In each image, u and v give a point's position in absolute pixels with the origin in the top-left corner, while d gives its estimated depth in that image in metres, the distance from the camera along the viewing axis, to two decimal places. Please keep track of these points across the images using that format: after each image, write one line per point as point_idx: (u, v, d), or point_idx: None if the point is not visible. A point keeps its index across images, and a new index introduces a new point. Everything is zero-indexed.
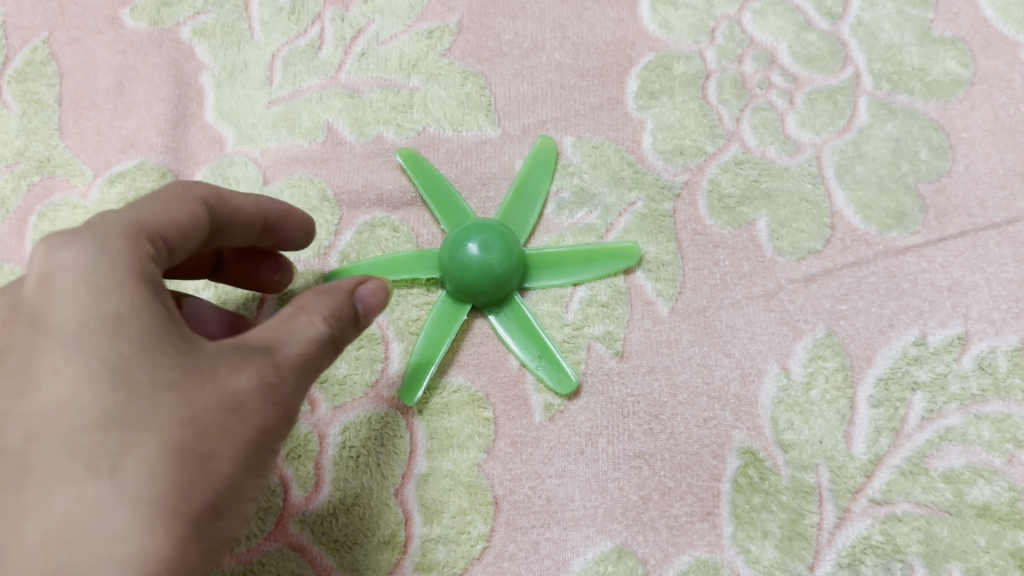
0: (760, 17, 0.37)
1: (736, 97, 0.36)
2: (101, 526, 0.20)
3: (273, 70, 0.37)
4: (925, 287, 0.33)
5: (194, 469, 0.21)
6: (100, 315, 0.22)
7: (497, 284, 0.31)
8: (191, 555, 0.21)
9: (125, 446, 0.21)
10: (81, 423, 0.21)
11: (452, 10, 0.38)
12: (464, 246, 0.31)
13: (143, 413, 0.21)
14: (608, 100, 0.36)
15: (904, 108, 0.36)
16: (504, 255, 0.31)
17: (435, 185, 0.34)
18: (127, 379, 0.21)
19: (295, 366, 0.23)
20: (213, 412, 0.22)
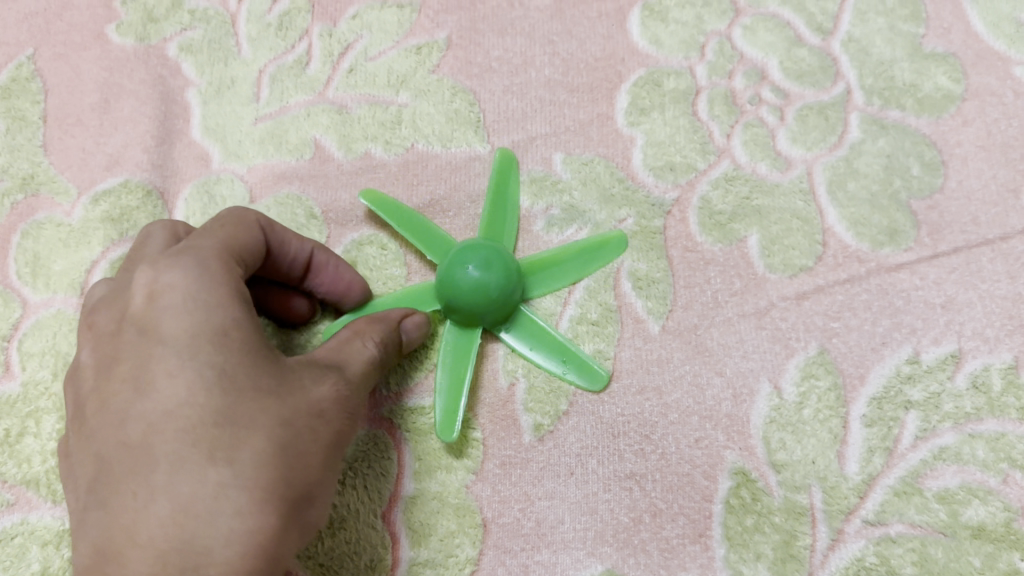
0: (750, 32, 0.37)
1: (727, 114, 0.36)
2: (225, 506, 0.22)
3: (260, 86, 0.36)
4: (917, 304, 0.32)
5: (292, 461, 0.23)
6: (209, 324, 0.23)
7: (503, 302, 0.31)
8: (290, 538, 0.23)
9: (241, 439, 0.22)
10: (199, 419, 0.22)
11: (441, 27, 0.37)
12: (461, 270, 0.30)
13: (253, 412, 0.23)
14: (598, 116, 0.36)
15: (896, 124, 0.35)
16: (504, 272, 0.30)
17: (410, 216, 0.32)
18: (234, 381, 0.23)
19: (357, 382, 0.26)
20: (306, 414, 0.24)
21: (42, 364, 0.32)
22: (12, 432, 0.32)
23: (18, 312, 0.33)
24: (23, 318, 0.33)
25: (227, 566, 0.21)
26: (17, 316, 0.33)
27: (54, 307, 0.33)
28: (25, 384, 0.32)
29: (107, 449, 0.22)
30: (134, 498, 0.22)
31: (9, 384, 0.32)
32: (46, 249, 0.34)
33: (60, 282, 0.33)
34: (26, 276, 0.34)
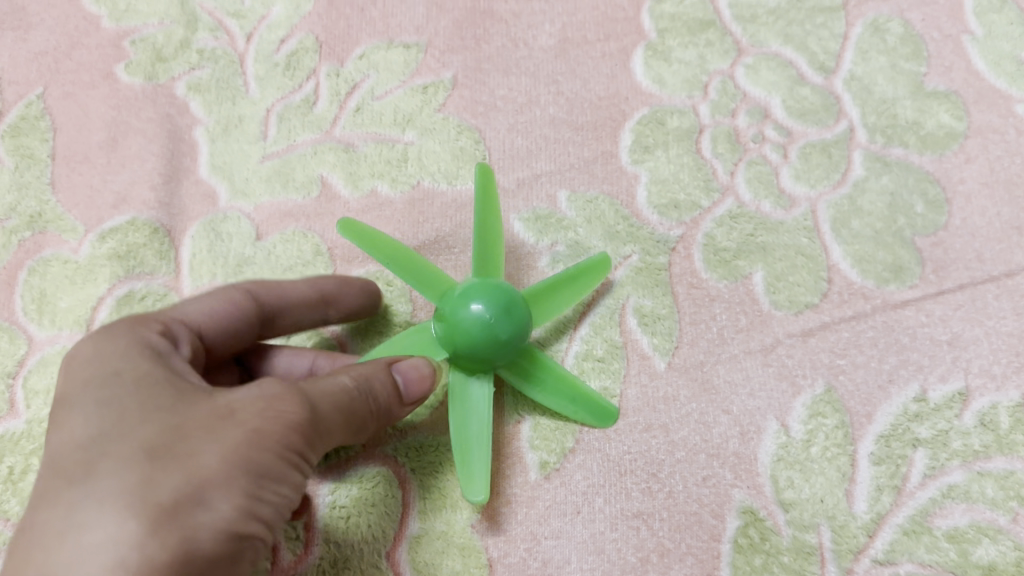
0: (752, 72, 0.37)
1: (730, 152, 0.36)
2: (81, 522, 0.20)
3: (268, 125, 0.37)
4: (924, 341, 0.32)
5: (164, 467, 0.21)
6: (104, 365, 0.23)
7: (512, 343, 0.29)
8: (171, 550, 0.20)
9: (104, 456, 0.21)
10: (76, 448, 0.22)
11: (447, 66, 0.38)
12: (464, 314, 0.29)
13: (129, 430, 0.21)
14: (602, 154, 0.36)
15: (899, 161, 0.35)
16: (510, 316, 0.29)
17: (402, 254, 0.31)
18: (115, 408, 0.22)
19: (306, 393, 0.24)
20: (201, 419, 0.22)
21: (47, 401, 0.32)
22: (16, 470, 0.31)
23: (24, 349, 0.33)
24: (29, 354, 0.33)
25: None
26: (22, 352, 0.33)
27: (60, 344, 0.33)
28: (29, 422, 0.32)
29: None
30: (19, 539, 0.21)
31: (13, 421, 0.32)
32: (52, 286, 0.34)
33: (66, 319, 0.33)
34: (32, 313, 0.34)
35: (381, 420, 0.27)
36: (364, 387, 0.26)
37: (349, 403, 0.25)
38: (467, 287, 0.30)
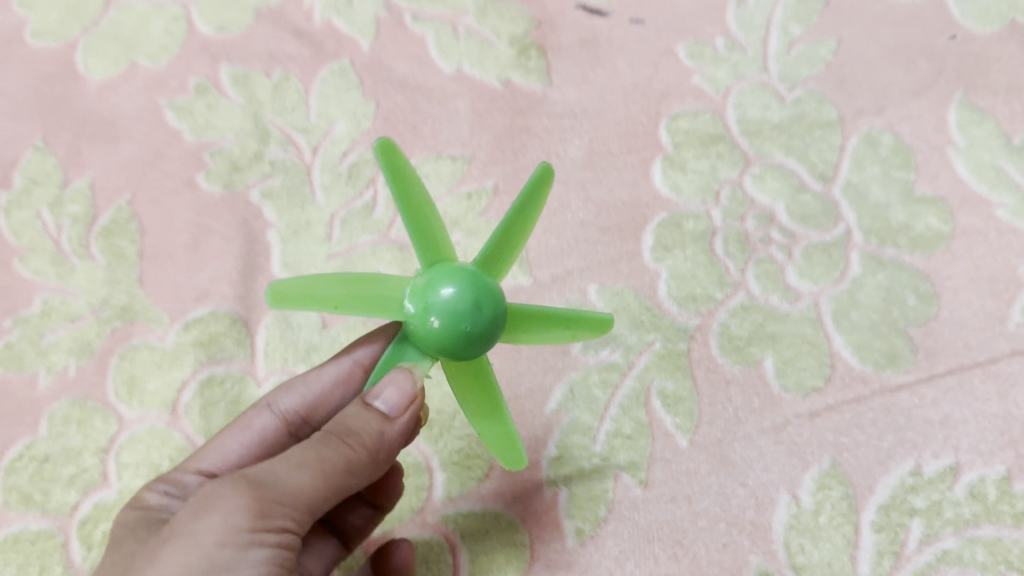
0: (759, 180, 0.42)
1: (740, 252, 0.40)
2: None
3: (332, 228, 0.41)
4: (918, 421, 0.36)
5: None
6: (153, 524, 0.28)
7: (501, 316, 0.25)
8: None
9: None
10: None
11: (489, 175, 0.43)
12: (435, 308, 0.25)
13: (128, 563, 0.25)
14: (627, 252, 0.41)
15: (892, 260, 0.40)
16: (479, 302, 0.25)
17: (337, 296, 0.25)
18: (132, 550, 0.26)
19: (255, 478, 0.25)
20: (167, 536, 0.25)
21: (137, 474, 0.36)
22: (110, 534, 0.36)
23: (115, 427, 0.37)
24: (120, 431, 0.37)
25: None
26: (114, 430, 0.37)
27: (148, 422, 0.37)
28: (120, 492, 0.36)
29: None
30: None
31: (106, 492, 0.36)
32: (141, 370, 0.38)
33: (154, 399, 0.38)
34: (122, 394, 0.38)
35: (375, 460, 0.26)
36: (337, 433, 0.26)
37: (320, 474, 0.25)
38: (424, 289, 0.25)
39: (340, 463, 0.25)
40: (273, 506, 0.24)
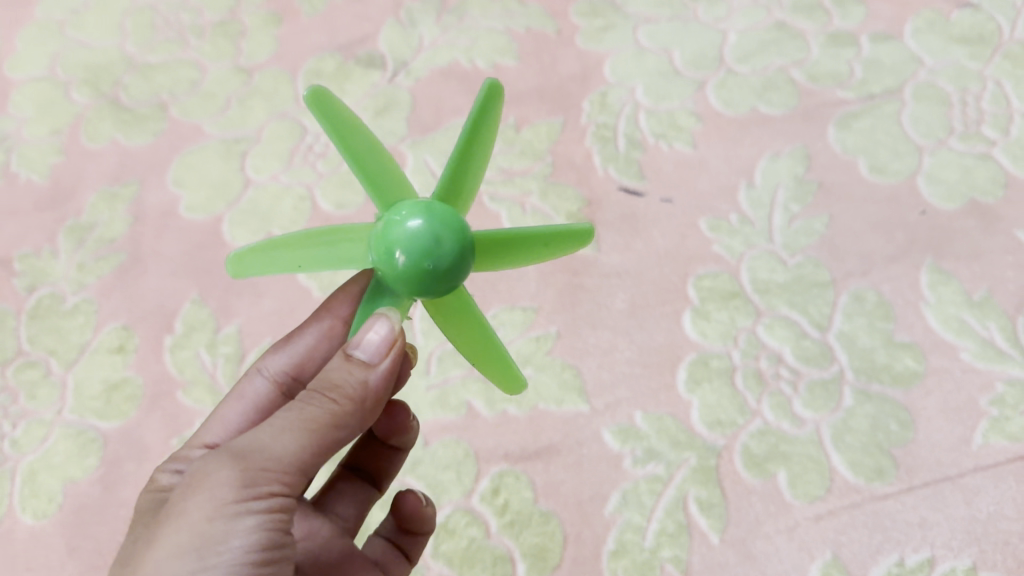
0: (770, 328, 0.54)
1: (756, 385, 0.52)
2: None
3: (430, 363, 0.54)
4: (901, 522, 0.47)
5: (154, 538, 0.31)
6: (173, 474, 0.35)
7: (464, 245, 0.31)
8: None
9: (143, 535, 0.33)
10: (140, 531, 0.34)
11: (553, 323, 0.55)
12: (399, 244, 0.30)
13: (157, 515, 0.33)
14: (666, 385, 0.53)
15: (878, 393, 0.51)
16: (434, 229, 0.30)
17: (301, 254, 0.31)
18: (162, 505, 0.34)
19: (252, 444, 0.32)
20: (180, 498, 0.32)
21: None
22: None
23: None
24: None
25: None
26: None
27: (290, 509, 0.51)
28: None
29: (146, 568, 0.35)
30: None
31: None
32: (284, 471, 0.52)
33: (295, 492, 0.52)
34: None
35: (360, 414, 0.33)
36: (322, 390, 0.32)
37: (306, 429, 0.32)
38: (389, 229, 0.31)
39: (323, 429, 0.32)
40: (262, 475, 0.31)
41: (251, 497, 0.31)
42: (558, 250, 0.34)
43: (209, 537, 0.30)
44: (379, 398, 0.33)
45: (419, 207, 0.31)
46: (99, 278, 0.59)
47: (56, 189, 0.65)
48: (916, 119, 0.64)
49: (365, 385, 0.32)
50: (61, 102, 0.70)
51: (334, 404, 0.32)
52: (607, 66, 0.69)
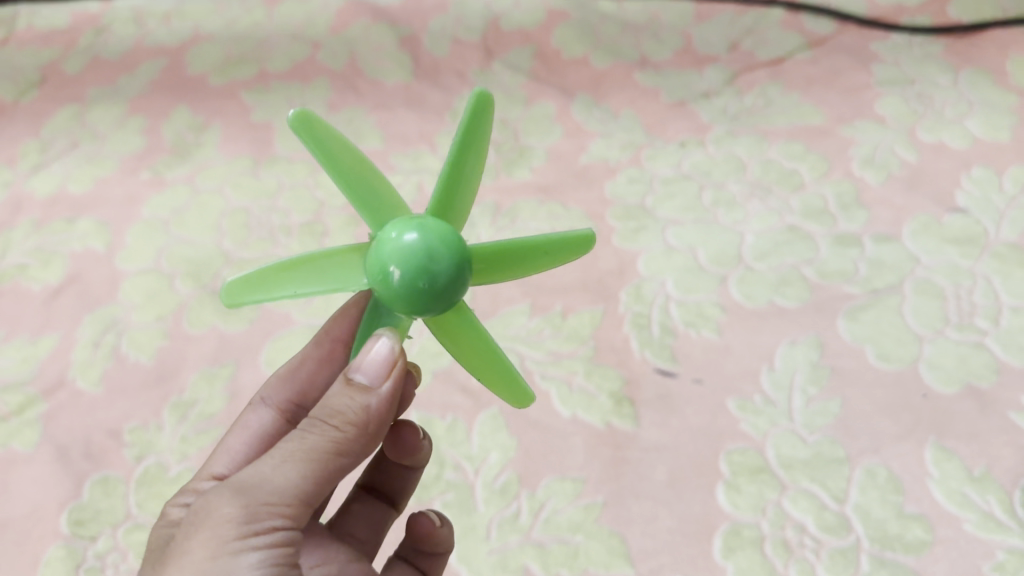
0: (794, 500, 0.62)
1: (784, 553, 0.60)
2: None
3: (491, 530, 0.62)
4: None
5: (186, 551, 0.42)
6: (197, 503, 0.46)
7: (450, 255, 0.41)
8: None
9: (173, 549, 0.43)
10: (168, 549, 0.44)
11: (599, 492, 0.64)
12: (392, 260, 0.41)
13: (184, 533, 0.44)
14: (703, 552, 0.60)
15: (891, 560, 0.59)
16: (422, 245, 0.41)
17: (313, 270, 0.42)
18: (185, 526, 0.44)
19: (264, 476, 0.43)
20: (204, 521, 0.43)
21: None
22: None
23: None
24: None
25: None
26: None
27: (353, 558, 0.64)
28: None
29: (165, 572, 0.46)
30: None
31: None
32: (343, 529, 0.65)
33: None
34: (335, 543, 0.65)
35: (357, 441, 0.44)
36: (327, 419, 0.44)
37: (312, 454, 0.43)
38: (384, 248, 0.41)
39: (318, 460, 0.43)
40: (264, 510, 0.42)
41: (256, 525, 0.42)
42: (543, 259, 0.47)
43: (227, 553, 0.41)
44: (371, 430, 0.45)
45: (409, 228, 0.41)
46: (200, 449, 0.69)
47: (161, 368, 0.75)
48: (916, 310, 0.73)
49: (366, 409, 0.44)
50: (166, 292, 0.81)
51: (336, 430, 0.44)
52: (641, 263, 0.80)
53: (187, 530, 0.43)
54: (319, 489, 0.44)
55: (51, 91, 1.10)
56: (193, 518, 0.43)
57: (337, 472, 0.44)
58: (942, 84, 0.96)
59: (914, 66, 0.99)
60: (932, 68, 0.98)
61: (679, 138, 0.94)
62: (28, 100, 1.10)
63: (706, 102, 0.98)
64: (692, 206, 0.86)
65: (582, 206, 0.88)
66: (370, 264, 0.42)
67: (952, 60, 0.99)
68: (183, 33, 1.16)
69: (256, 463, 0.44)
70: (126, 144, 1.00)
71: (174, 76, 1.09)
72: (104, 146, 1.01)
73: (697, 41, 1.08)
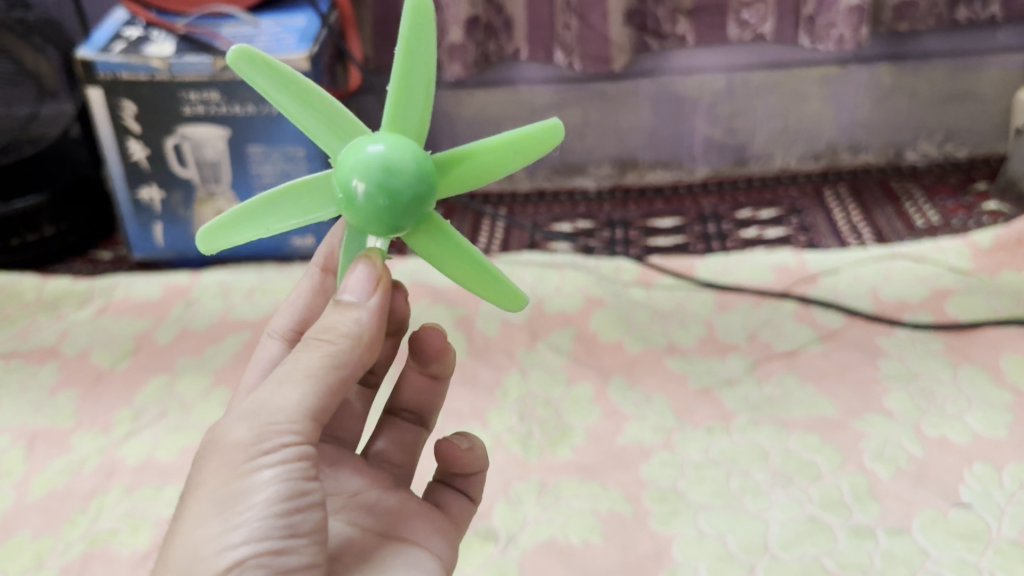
0: None
1: None
2: (193, 499, 0.62)
3: None
4: None
5: (216, 467, 0.62)
6: (217, 426, 0.65)
7: (395, 171, 0.62)
8: (214, 498, 0.61)
9: (203, 468, 0.63)
10: (198, 465, 0.64)
11: None
12: (352, 181, 0.62)
13: (210, 452, 0.63)
14: None
15: None
16: (371, 165, 0.62)
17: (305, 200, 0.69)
18: (208, 450, 0.63)
19: (276, 400, 0.63)
20: (228, 444, 0.62)
21: None
22: None
23: None
24: None
25: (191, 514, 0.61)
26: None
27: None
28: None
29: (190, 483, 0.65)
30: (181, 500, 0.64)
31: None
32: None
33: None
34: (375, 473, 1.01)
35: (348, 354, 0.64)
36: (330, 337, 0.64)
37: (314, 367, 0.63)
38: (348, 169, 0.63)
39: (312, 381, 0.63)
40: (272, 430, 0.62)
41: (268, 440, 0.61)
42: (483, 155, 0.69)
43: (248, 459, 0.61)
44: (358, 344, 0.65)
45: (364, 154, 0.63)
46: None
47: None
48: None
49: (357, 320, 0.65)
50: None
51: (332, 345, 0.64)
52: (675, 548, 0.90)
53: (209, 452, 0.63)
54: (320, 397, 0.63)
55: (144, 361, 1.24)
56: (212, 444, 0.63)
57: (338, 376, 0.64)
58: (944, 380, 1.09)
59: (917, 361, 1.12)
60: (934, 364, 1.11)
61: (707, 424, 1.05)
62: (122, 368, 1.23)
63: (729, 389, 1.10)
64: (721, 491, 0.96)
65: (620, 487, 0.97)
66: (341, 183, 0.64)
67: (952, 357, 1.12)
68: (265, 310, 1.32)
69: (265, 389, 0.64)
70: (212, 415, 1.14)
71: (254, 351, 1.24)
72: (190, 416, 1.14)
73: (719, 331, 1.21)
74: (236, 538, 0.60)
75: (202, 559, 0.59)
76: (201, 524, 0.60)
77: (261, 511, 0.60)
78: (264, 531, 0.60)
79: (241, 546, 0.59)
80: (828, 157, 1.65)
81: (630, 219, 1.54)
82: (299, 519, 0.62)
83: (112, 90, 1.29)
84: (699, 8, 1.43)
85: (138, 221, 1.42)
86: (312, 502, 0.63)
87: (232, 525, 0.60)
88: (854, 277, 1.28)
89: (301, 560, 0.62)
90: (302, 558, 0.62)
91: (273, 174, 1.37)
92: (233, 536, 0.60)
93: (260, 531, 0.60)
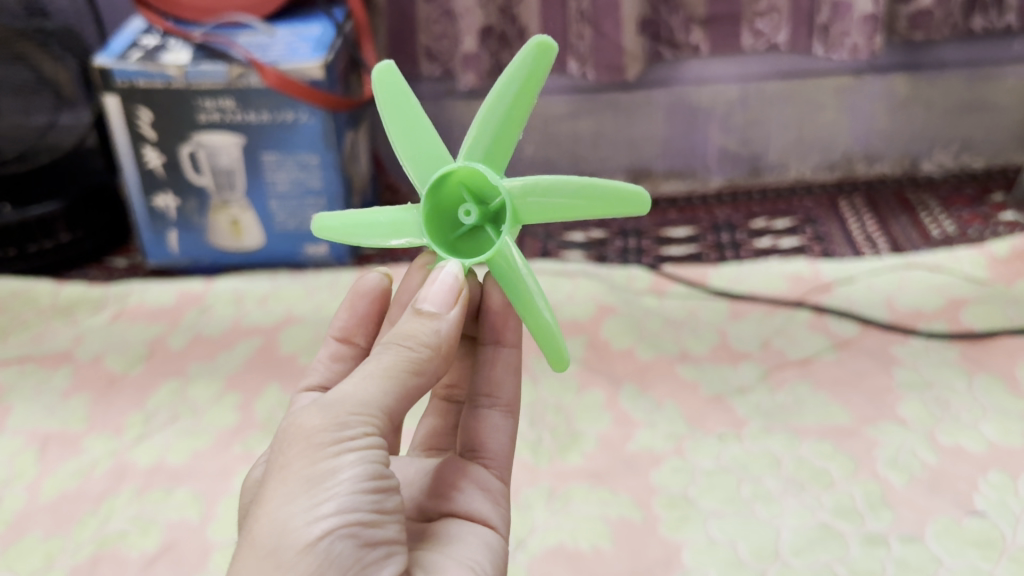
0: None
1: None
2: (276, 483, 0.61)
3: None
4: None
5: (301, 452, 0.61)
6: (291, 419, 0.65)
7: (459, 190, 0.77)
8: (301, 478, 0.60)
9: (284, 456, 0.62)
10: (274, 457, 0.63)
11: None
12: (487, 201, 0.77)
13: (290, 438, 0.63)
14: None
15: None
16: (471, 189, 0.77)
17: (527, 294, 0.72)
18: (285, 439, 0.63)
19: (363, 397, 0.64)
20: (315, 431, 0.62)
21: None
22: None
23: None
24: None
25: (275, 496, 0.60)
26: None
27: None
28: None
29: (263, 473, 0.65)
30: (260, 487, 0.63)
31: None
32: None
33: None
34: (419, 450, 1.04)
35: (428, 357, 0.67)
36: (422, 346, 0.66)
37: (406, 371, 0.65)
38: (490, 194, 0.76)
39: (392, 376, 0.64)
40: (354, 418, 0.63)
41: (351, 428, 0.62)
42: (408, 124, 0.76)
43: (333, 445, 0.61)
44: (437, 353, 0.67)
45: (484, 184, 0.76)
46: None
47: None
48: None
49: (437, 331, 0.67)
50: None
51: (412, 349, 0.66)
52: (686, 554, 0.89)
53: (290, 439, 0.63)
54: (395, 399, 0.65)
55: (156, 365, 1.24)
56: (292, 432, 0.63)
57: (418, 378, 0.66)
58: (958, 388, 1.07)
59: (931, 370, 1.11)
60: (948, 372, 1.10)
61: (718, 432, 1.04)
62: (136, 372, 1.23)
63: (741, 397, 1.09)
64: (732, 498, 0.95)
65: (630, 492, 0.97)
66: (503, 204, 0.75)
67: (967, 365, 1.11)
68: (277, 316, 1.32)
69: (343, 386, 0.65)
70: (222, 419, 1.14)
71: (266, 358, 1.25)
72: (201, 420, 1.14)
73: (731, 338, 1.20)
74: (326, 511, 0.59)
75: (290, 531, 0.58)
76: (288, 502, 0.60)
77: (349, 488, 0.60)
78: (352, 506, 0.60)
79: (330, 518, 0.59)
80: (843, 167, 1.65)
81: (644, 228, 1.54)
82: (383, 499, 0.63)
83: (129, 97, 1.30)
84: (712, 17, 1.42)
85: (153, 228, 1.42)
86: (392, 487, 0.64)
87: (320, 500, 0.60)
88: (869, 287, 1.27)
89: (384, 538, 0.62)
90: (387, 533, 0.62)
91: (287, 181, 1.38)
92: (324, 510, 0.59)
93: (346, 505, 0.60)
